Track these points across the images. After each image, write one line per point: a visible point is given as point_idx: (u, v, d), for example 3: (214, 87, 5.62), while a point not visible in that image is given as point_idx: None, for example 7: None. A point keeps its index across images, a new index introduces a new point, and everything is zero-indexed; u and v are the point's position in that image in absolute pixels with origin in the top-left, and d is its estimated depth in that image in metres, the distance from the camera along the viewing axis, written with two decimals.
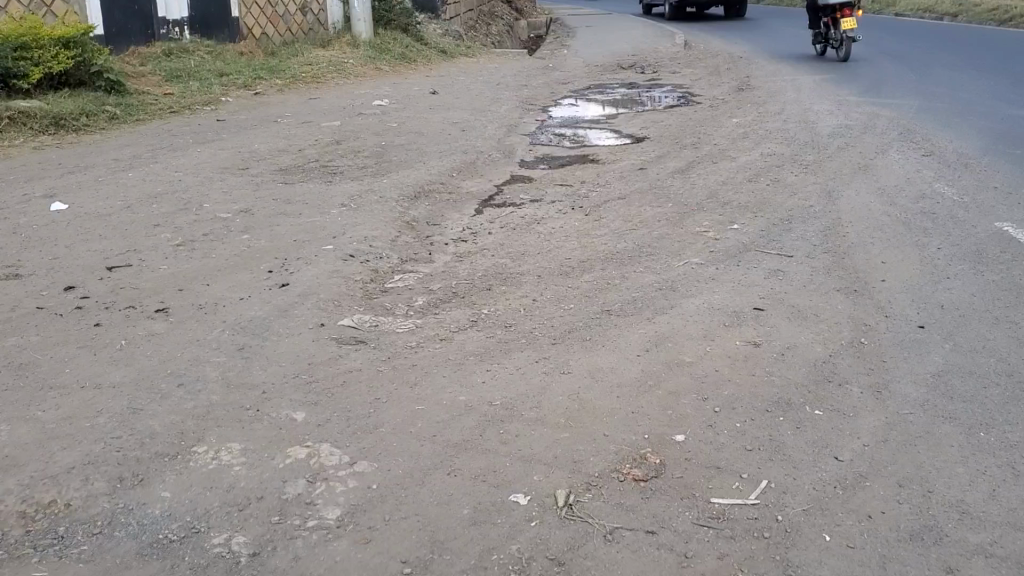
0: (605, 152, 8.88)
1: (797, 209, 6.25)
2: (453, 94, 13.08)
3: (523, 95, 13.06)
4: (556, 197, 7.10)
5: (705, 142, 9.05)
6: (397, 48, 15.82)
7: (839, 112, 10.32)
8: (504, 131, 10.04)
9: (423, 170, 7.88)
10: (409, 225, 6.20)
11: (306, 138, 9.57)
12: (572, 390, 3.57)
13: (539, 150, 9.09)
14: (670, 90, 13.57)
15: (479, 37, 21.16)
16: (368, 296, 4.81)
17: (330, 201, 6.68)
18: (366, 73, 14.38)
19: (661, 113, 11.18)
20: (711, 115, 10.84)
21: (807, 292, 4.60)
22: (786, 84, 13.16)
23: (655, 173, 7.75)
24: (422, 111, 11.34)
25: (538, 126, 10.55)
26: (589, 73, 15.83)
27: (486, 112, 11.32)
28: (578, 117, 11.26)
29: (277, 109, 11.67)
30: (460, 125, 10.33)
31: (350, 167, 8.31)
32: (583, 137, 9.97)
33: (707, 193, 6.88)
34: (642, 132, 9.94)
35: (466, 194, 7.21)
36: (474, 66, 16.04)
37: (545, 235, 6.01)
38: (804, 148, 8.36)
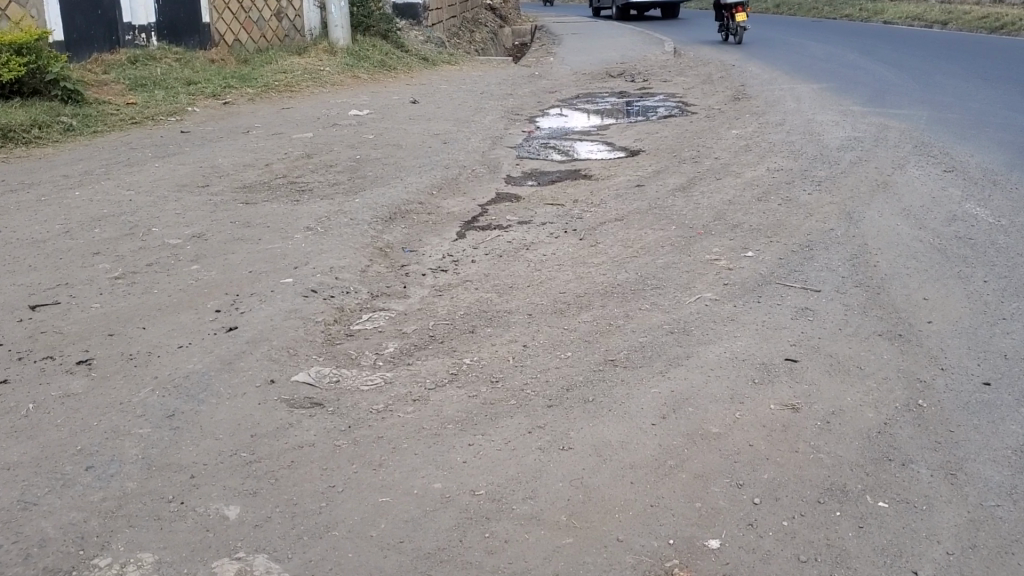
0: (599, 167, 8.22)
1: (816, 233, 5.60)
2: (434, 103, 12.39)
3: (509, 105, 12.40)
4: (547, 218, 6.43)
5: (706, 155, 8.41)
6: (377, 55, 15.13)
7: (845, 123, 9.71)
8: (488, 143, 9.37)
9: (401, 187, 7.19)
10: (383, 252, 5.50)
11: (275, 152, 8.86)
12: (574, 474, 2.88)
13: (526, 164, 8.42)
14: (662, 99, 12.94)
15: (462, 44, 20.47)
16: (330, 343, 4.11)
17: (294, 224, 5.98)
18: (343, 82, 13.69)
19: (655, 124, 10.53)
20: (709, 126, 10.20)
21: (845, 337, 3.93)
22: (785, 93, 12.56)
23: (654, 191, 7.10)
24: (401, 122, 10.65)
25: (525, 138, 9.89)
26: (578, 82, 15.19)
27: (469, 123, 10.64)
28: (567, 128, 10.60)
29: (247, 119, 10.95)
30: (441, 137, 9.65)
31: (321, 184, 7.61)
32: (573, 150, 9.31)
33: (713, 214, 6.22)
34: (637, 144, 9.29)
35: (447, 214, 6.53)
36: (457, 74, 15.36)
37: (536, 264, 5.32)
38: (814, 163, 7.73)
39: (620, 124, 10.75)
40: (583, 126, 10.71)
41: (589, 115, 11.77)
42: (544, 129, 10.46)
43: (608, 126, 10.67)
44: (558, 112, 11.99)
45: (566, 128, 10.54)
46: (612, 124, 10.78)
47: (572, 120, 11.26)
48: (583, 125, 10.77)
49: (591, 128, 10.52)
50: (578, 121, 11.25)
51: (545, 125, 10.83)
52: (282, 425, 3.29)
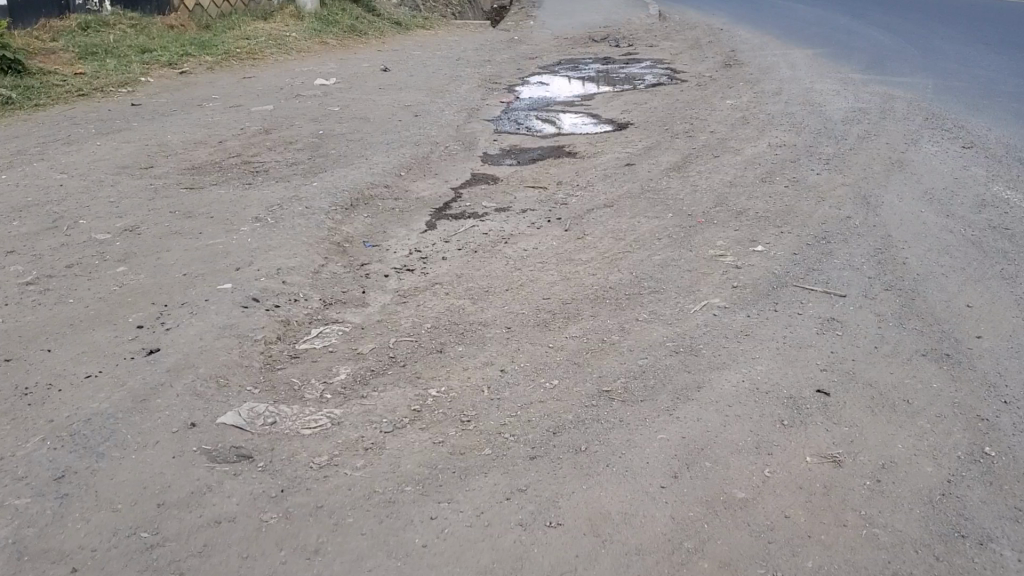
0: (584, 143, 7.54)
1: (832, 223, 4.97)
2: (407, 71, 11.62)
3: (486, 73, 11.65)
4: (527, 204, 5.77)
5: (699, 129, 7.75)
6: (346, 20, 14.30)
7: (846, 92, 9.06)
8: (464, 116, 8.66)
9: (366, 168, 6.50)
10: (341, 247, 4.83)
11: (231, 127, 8.12)
12: (565, 564, 2.26)
13: (505, 141, 7.73)
14: (649, 66, 12.22)
15: (437, 8, 19.60)
16: (270, 367, 3.45)
17: (241, 214, 5.29)
18: (310, 48, 12.90)
19: (643, 94, 9.83)
20: (700, 96, 9.52)
21: (882, 357, 3.32)
22: (778, 59, 11.87)
23: (646, 171, 6.44)
24: (370, 93, 9.91)
25: (503, 110, 9.18)
26: (559, 47, 14.43)
27: (444, 93, 9.91)
28: (548, 98, 9.89)
29: (205, 91, 10.17)
30: (413, 109, 8.93)
31: (278, 164, 6.90)
32: (554, 123, 8.62)
33: (713, 199, 5.58)
34: (624, 116, 8.61)
35: (416, 200, 5.85)
36: (432, 40, 14.57)
37: (515, 262, 4.67)
38: (818, 137, 7.08)
39: (604, 93, 10.05)
40: (565, 96, 10.01)
41: (572, 84, 11.05)
42: (524, 100, 9.74)
43: (593, 96, 9.97)
44: (538, 80, 11.26)
45: (548, 99, 9.83)
46: (597, 94, 10.08)
47: (553, 90, 10.55)
48: (566, 95, 10.07)
49: (574, 99, 9.82)
50: (559, 90, 10.54)
51: (525, 95, 10.11)
52: (201, 488, 2.64)
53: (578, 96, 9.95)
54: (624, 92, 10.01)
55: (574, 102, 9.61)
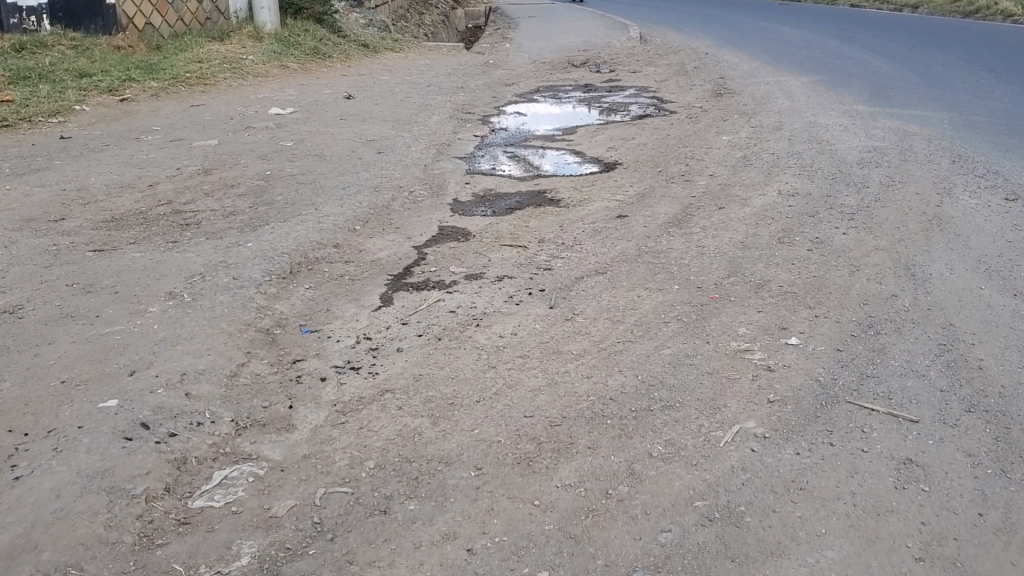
0: (567, 187, 6.63)
1: (875, 303, 4.09)
2: (372, 99, 10.69)
3: (458, 101, 10.74)
4: (504, 267, 4.84)
5: (698, 171, 6.86)
6: (308, 41, 13.35)
7: (855, 128, 8.22)
8: (433, 153, 7.74)
9: (315, 220, 5.54)
10: (270, 336, 3.87)
11: (166, 168, 7.15)
12: None
13: (478, 184, 6.81)
14: (633, 94, 11.36)
15: (409, 28, 18.71)
16: (152, 546, 2.50)
17: (152, 288, 4.33)
18: (268, 73, 11.94)
19: (630, 127, 8.95)
20: (693, 129, 8.65)
21: (992, 535, 2.44)
22: (773, 88, 11.05)
23: (642, 224, 5.54)
24: (329, 124, 8.96)
25: (476, 145, 8.27)
26: (536, 72, 13.55)
27: (411, 125, 8.98)
28: (527, 130, 8.99)
29: (146, 121, 9.19)
30: (377, 145, 7.99)
31: (214, 215, 5.94)
32: (532, 162, 7.69)
33: (726, 266, 4.68)
34: (612, 154, 7.72)
35: (371, 263, 4.90)
36: (401, 64, 13.64)
37: (489, 354, 3.73)
38: (835, 183, 6.22)
39: (587, 126, 9.16)
40: (546, 129, 9.11)
41: (551, 114, 10.16)
42: (500, 133, 8.84)
43: (575, 129, 9.08)
44: (514, 110, 10.36)
45: (526, 132, 8.93)
46: (579, 126, 9.19)
47: (532, 121, 9.64)
48: (546, 128, 9.16)
49: (554, 132, 8.92)
50: (538, 122, 9.63)
51: (501, 127, 9.21)
52: None
53: (558, 129, 9.06)
54: (608, 125, 9.13)
55: (555, 136, 8.71)
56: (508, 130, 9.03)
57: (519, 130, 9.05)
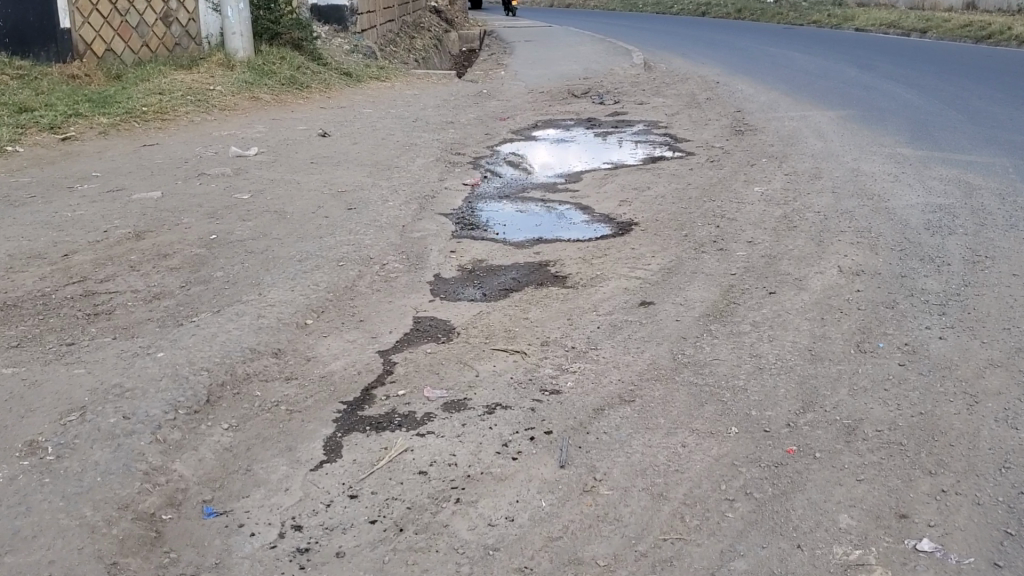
0: (575, 256, 5.44)
1: (1021, 466, 2.90)
2: (350, 136, 9.52)
3: (447, 140, 9.57)
4: (495, 386, 3.63)
5: (732, 236, 5.69)
6: (284, 69, 12.19)
7: (908, 177, 7.06)
8: (414, 208, 6.55)
9: (255, 310, 4.34)
10: (158, 528, 2.67)
11: (93, 229, 5.97)
12: None
13: (465, 251, 5.60)
14: (642, 130, 10.21)
15: (397, 53, 17.61)
16: None
17: (8, 433, 3.13)
18: (236, 105, 10.79)
19: (643, 172, 7.78)
20: (717, 177, 7.48)
21: None
22: (800, 124, 9.91)
23: (673, 315, 4.35)
24: (296, 169, 7.78)
25: (465, 197, 7.08)
26: (535, 103, 12.41)
27: (391, 171, 7.80)
28: (525, 178, 7.80)
29: (87, 164, 8.02)
30: (349, 197, 6.81)
31: (133, 300, 4.75)
32: (531, 220, 6.46)
33: (795, 391, 3.48)
34: (625, 210, 6.54)
35: (319, 381, 3.69)
36: (385, 95, 12.50)
37: (474, 559, 2.53)
38: (906, 257, 5.05)
39: (594, 171, 7.97)
40: (547, 176, 7.91)
41: (555, 156, 8.97)
42: (494, 182, 7.63)
43: (579, 175, 7.89)
44: (512, 151, 9.17)
45: (523, 179, 7.73)
46: (585, 172, 8.00)
47: (531, 166, 8.45)
48: (547, 174, 7.97)
49: (556, 179, 7.73)
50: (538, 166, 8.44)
51: (495, 173, 8.01)
52: None
53: (561, 176, 7.86)
54: (617, 170, 7.95)
55: (558, 185, 7.52)
56: (503, 177, 7.83)
57: (516, 177, 7.85)
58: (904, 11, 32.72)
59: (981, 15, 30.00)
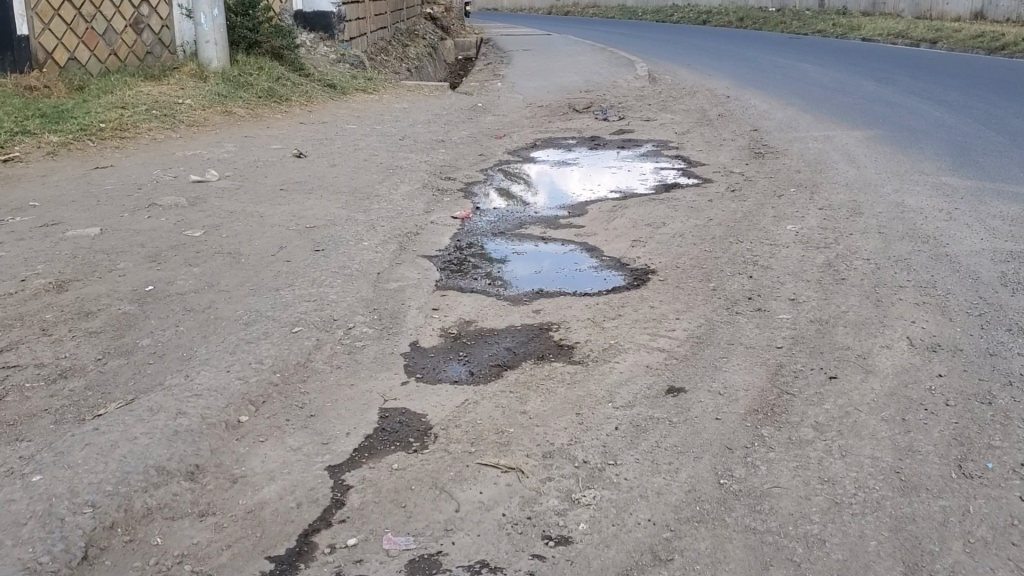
0: (582, 316, 4.50)
1: None
2: (328, 157, 8.59)
3: (436, 161, 8.64)
4: (481, 527, 2.70)
5: (768, 291, 4.76)
6: (261, 80, 11.25)
7: (962, 214, 6.15)
8: (393, 247, 5.61)
9: (175, 401, 3.40)
10: None
11: (10, 276, 5.04)
12: None
13: (450, 307, 4.65)
14: (650, 151, 9.28)
15: (389, 62, 16.71)
16: None
17: None
18: (206, 121, 9.86)
19: (656, 204, 6.85)
20: (741, 211, 6.55)
21: None
22: (826, 146, 9.01)
23: (710, 409, 3.42)
24: (263, 198, 6.85)
25: (452, 233, 6.14)
26: (533, 119, 11.50)
27: (369, 200, 6.87)
28: (522, 209, 6.86)
29: (27, 190, 7.09)
30: (318, 233, 5.87)
31: (32, 379, 3.81)
32: (531, 264, 5.51)
33: (890, 548, 2.56)
34: (639, 252, 5.62)
35: (245, 517, 2.77)
36: (372, 109, 11.57)
37: None
38: (989, 326, 4.13)
39: (600, 202, 7.03)
40: (548, 206, 6.97)
41: (556, 182, 8.02)
42: (487, 215, 6.69)
43: (584, 205, 6.95)
44: (508, 177, 8.22)
45: (520, 212, 6.78)
46: (590, 202, 7.05)
47: (530, 195, 7.50)
48: (548, 205, 7.02)
49: (558, 211, 6.79)
50: (538, 195, 7.49)
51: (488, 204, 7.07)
52: None
53: (563, 207, 6.91)
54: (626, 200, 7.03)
55: (560, 218, 6.58)
56: (496, 209, 6.89)
57: (512, 208, 6.91)
58: (912, 21, 31.88)
59: (993, 26, 29.19)
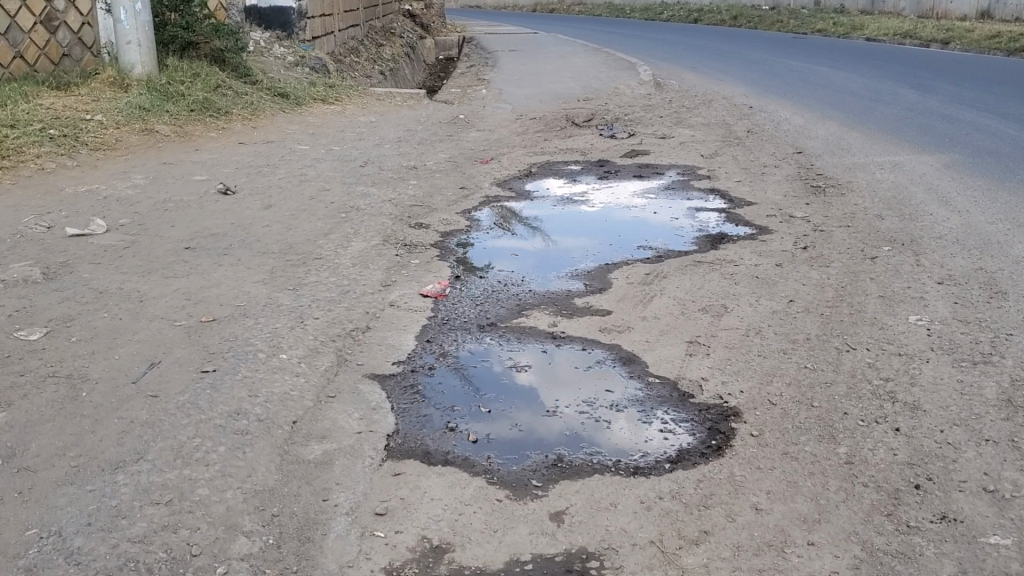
0: (640, 530, 2.57)
1: None
2: (264, 194, 6.65)
3: (404, 198, 6.71)
4: None
5: (941, 469, 2.86)
6: (196, 89, 9.26)
7: None
8: (325, 360, 3.67)
9: None
10: None
11: None
12: None
13: (408, 500, 2.72)
14: (677, 183, 7.35)
15: (359, 65, 14.74)
16: None
17: None
18: (118, 143, 7.89)
19: (705, 271, 4.94)
20: (830, 286, 4.65)
21: None
22: (899, 177, 7.14)
23: None
24: (156, 266, 4.89)
25: (422, 325, 4.19)
26: (525, 137, 9.57)
27: (306, 266, 4.92)
28: (527, 276, 5.01)
29: None
30: (216, 334, 3.92)
31: None
32: (541, 393, 3.50)
33: None
34: (701, 366, 3.69)
35: None
36: (331, 125, 9.62)
37: None
38: None
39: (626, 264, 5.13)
40: (566, 270, 5.11)
41: (571, 227, 6.14)
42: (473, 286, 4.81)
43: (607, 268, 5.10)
44: (507, 219, 6.36)
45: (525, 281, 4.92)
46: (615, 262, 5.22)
47: (534, 252, 5.56)
48: (563, 266, 5.16)
49: (576, 279, 4.93)
50: (548, 251, 5.57)
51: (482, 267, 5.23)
52: None
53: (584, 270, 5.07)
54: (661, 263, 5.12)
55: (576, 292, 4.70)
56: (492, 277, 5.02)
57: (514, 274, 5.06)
58: (918, 19, 30.11)
59: (1007, 26, 27.44)
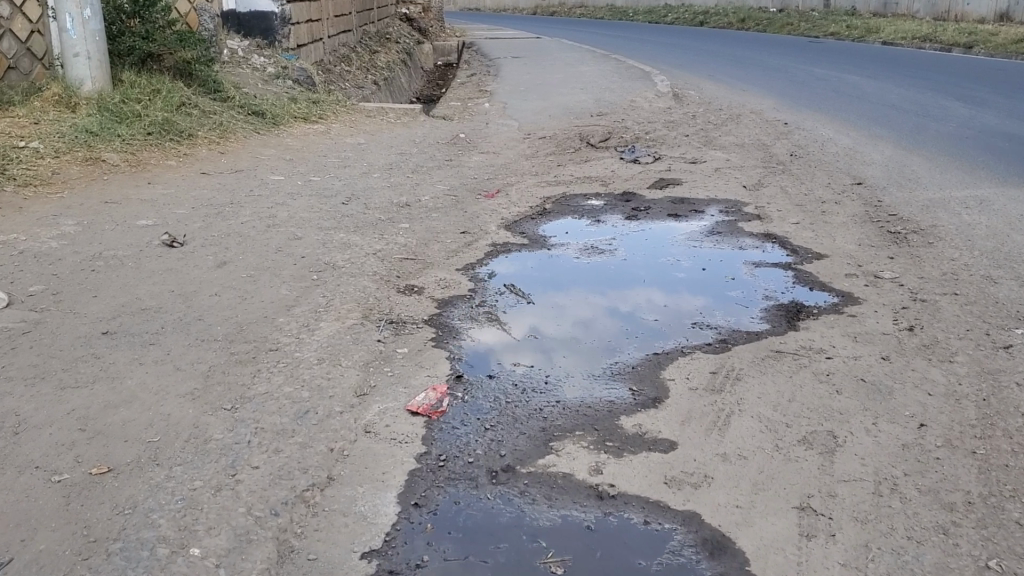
0: None
1: None
2: (220, 245, 5.40)
3: (393, 249, 5.47)
4: None
5: None
6: (154, 108, 8.01)
7: None
8: (259, 560, 2.43)
9: None
10: None
11: None
12: None
13: None
14: (722, 224, 6.11)
15: (349, 74, 13.49)
16: None
17: None
18: (55, 176, 6.65)
19: (790, 368, 3.70)
20: (969, 398, 3.40)
21: None
22: (993, 219, 5.89)
23: None
24: (53, 366, 3.64)
25: (410, 475, 2.90)
26: (535, 161, 8.33)
27: (255, 364, 3.67)
28: (544, 296, 4.80)
29: None
30: (105, 502, 2.69)
31: None
32: None
33: None
34: (826, 562, 2.46)
35: None
36: (313, 148, 8.38)
37: None
38: None
39: (647, 294, 4.79)
40: (585, 290, 4.92)
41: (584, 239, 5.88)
42: (493, 318, 4.43)
43: (628, 293, 4.86)
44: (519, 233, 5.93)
45: (545, 303, 4.69)
46: (634, 283, 5.01)
47: (547, 271, 5.22)
48: (579, 288, 4.94)
49: (598, 300, 4.74)
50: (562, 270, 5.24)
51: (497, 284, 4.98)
52: None
53: (603, 291, 4.90)
54: (684, 295, 4.76)
55: (603, 321, 4.43)
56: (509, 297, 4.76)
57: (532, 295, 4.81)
58: (935, 22, 28.84)
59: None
